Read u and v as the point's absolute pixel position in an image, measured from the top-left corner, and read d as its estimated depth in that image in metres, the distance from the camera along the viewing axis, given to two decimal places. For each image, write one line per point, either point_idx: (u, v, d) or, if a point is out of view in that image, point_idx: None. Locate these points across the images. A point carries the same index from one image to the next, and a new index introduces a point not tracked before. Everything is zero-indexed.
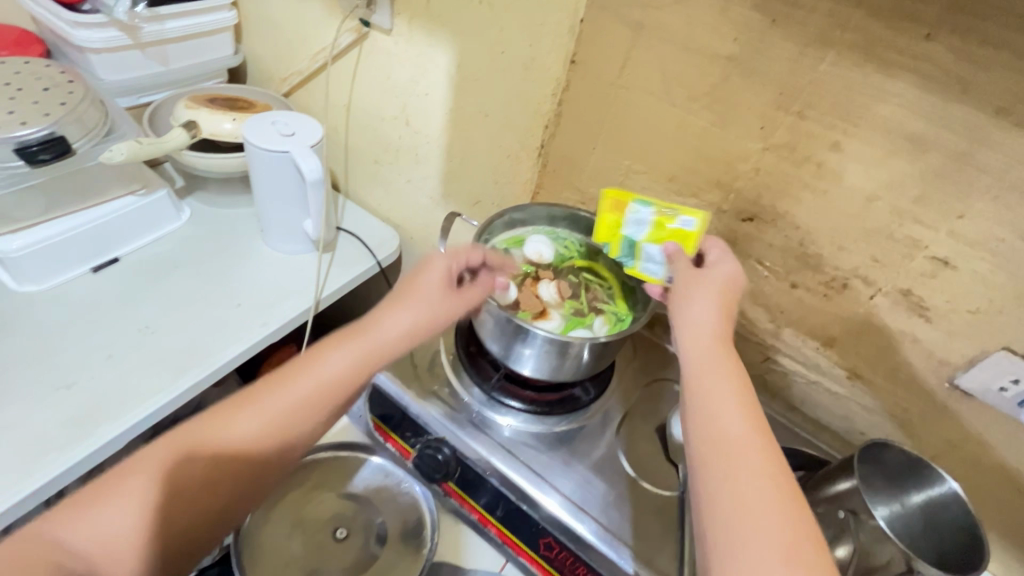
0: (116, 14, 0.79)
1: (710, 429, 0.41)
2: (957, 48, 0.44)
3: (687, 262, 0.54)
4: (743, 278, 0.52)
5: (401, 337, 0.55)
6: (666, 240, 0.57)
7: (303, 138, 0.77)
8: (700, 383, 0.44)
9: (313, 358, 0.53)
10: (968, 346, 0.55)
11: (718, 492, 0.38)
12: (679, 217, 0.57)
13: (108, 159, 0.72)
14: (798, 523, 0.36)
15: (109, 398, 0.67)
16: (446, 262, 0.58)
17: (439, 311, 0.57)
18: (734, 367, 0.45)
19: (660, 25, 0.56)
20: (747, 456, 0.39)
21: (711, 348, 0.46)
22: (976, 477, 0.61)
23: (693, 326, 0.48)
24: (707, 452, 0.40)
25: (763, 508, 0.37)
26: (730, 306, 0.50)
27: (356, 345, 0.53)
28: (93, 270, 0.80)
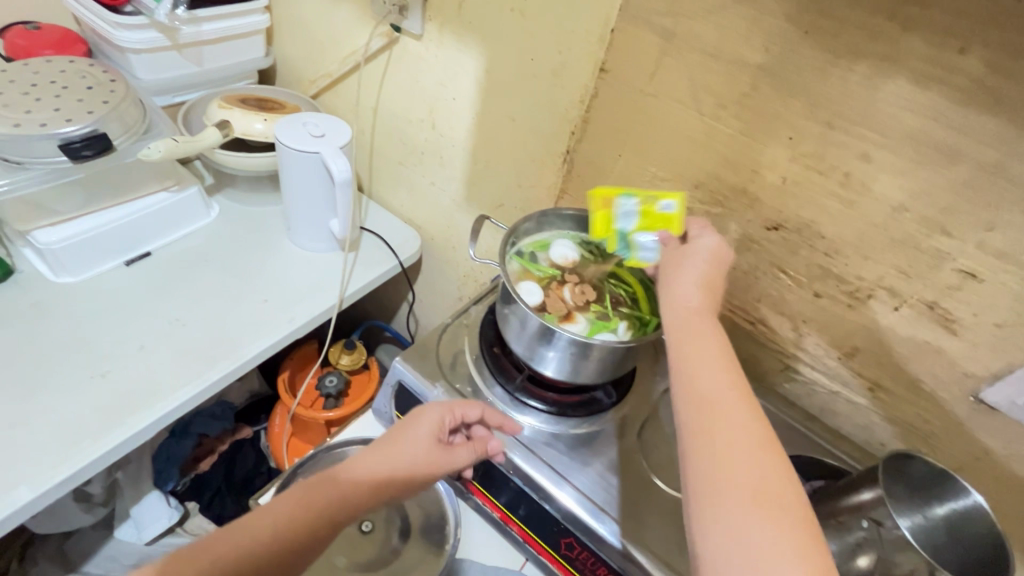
0: (158, 16, 0.82)
1: (693, 384, 0.43)
2: (990, 61, 0.44)
3: (675, 245, 0.55)
4: (729, 250, 0.52)
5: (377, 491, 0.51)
6: (655, 224, 0.59)
7: (333, 139, 0.79)
8: (685, 342, 0.45)
9: (280, 505, 0.47)
10: (994, 359, 0.55)
11: (700, 443, 0.40)
12: (660, 203, 0.60)
13: (146, 155, 0.74)
14: (774, 465, 0.39)
15: (140, 386, 0.69)
16: (440, 416, 0.57)
17: (424, 466, 0.54)
18: (717, 327, 0.46)
19: (690, 34, 0.57)
20: (728, 410, 0.41)
21: (697, 309, 0.47)
22: (998, 491, 0.61)
23: (678, 289, 0.49)
24: (690, 407, 0.42)
25: (743, 455, 0.39)
26: (716, 272, 0.51)
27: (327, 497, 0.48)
28: (126, 263, 0.82)
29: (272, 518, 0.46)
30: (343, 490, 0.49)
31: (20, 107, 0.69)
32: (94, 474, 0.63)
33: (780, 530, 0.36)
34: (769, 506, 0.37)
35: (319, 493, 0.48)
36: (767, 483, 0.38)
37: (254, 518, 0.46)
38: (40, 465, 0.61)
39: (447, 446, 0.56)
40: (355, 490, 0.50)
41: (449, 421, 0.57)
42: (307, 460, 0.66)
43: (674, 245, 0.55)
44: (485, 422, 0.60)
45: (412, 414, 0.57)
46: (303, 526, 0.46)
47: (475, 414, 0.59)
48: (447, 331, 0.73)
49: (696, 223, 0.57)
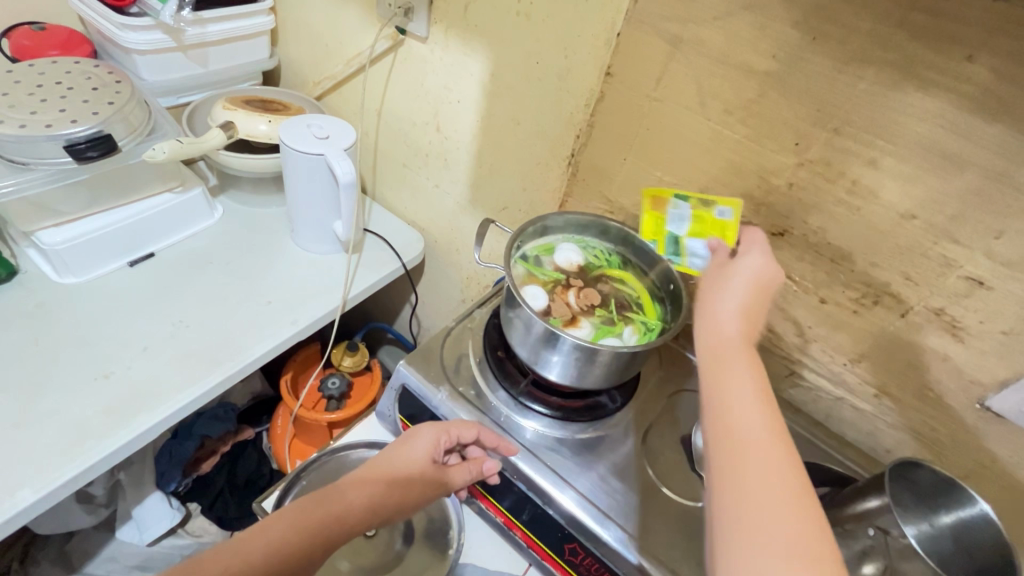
0: (163, 18, 0.82)
1: (727, 423, 0.41)
2: (999, 69, 0.44)
3: (723, 255, 0.54)
4: (773, 274, 0.50)
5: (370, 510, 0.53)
6: (707, 230, 0.61)
7: (337, 141, 0.78)
8: (718, 373, 0.44)
9: (277, 522, 0.48)
10: (1001, 367, 0.55)
11: (729, 486, 0.39)
12: (715, 209, 0.63)
13: (150, 157, 0.74)
14: (808, 515, 0.37)
15: (142, 388, 0.69)
16: (434, 436, 0.58)
17: (418, 486, 0.57)
18: (755, 362, 0.45)
19: (697, 39, 0.57)
20: (761, 452, 0.39)
21: (734, 341, 0.45)
22: (1004, 498, 0.61)
23: (716, 318, 0.47)
24: (722, 447, 0.41)
25: (776, 503, 0.37)
26: (757, 302, 0.49)
27: (319, 518, 0.49)
28: (130, 264, 0.82)
29: (268, 533, 0.46)
30: (338, 510, 0.50)
31: (25, 108, 0.69)
32: (96, 476, 0.63)
33: None
34: (803, 561, 0.35)
35: (316, 513, 0.49)
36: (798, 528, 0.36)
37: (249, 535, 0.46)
38: (42, 466, 0.61)
39: (440, 466, 0.59)
40: (350, 511, 0.51)
41: (444, 442, 0.59)
42: (310, 463, 0.65)
43: (715, 266, 0.53)
44: (481, 443, 0.60)
45: (407, 434, 0.59)
46: (295, 542, 0.47)
47: (470, 436, 0.59)
48: (452, 335, 0.73)
49: (749, 231, 0.56)
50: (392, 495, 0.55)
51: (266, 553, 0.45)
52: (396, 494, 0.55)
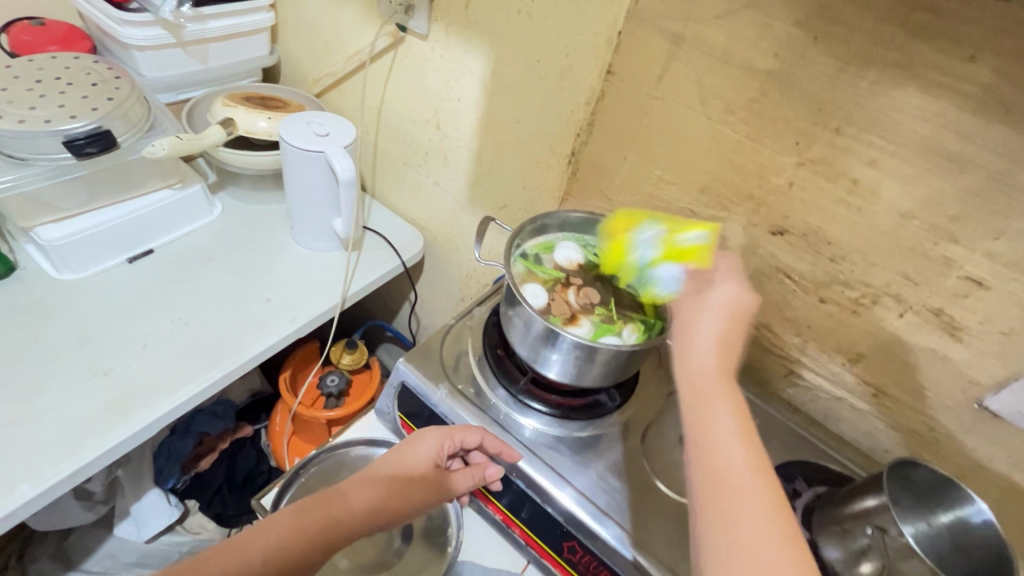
0: (163, 13, 0.82)
1: (712, 468, 0.41)
2: (1001, 69, 0.44)
3: (695, 283, 0.51)
4: (750, 300, 0.48)
5: (370, 516, 0.52)
6: (677, 257, 0.56)
7: (337, 139, 0.78)
8: (694, 406, 0.44)
9: (277, 523, 0.47)
10: (1000, 367, 0.55)
11: (716, 531, 0.38)
12: (687, 233, 0.57)
13: (150, 153, 0.74)
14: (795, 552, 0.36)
15: (141, 386, 0.69)
16: (438, 441, 0.58)
17: (419, 493, 0.56)
18: (736, 400, 0.44)
19: (699, 38, 0.57)
20: (747, 494, 0.39)
21: (713, 381, 0.44)
22: (1001, 498, 0.61)
23: (693, 356, 0.46)
24: (708, 492, 0.40)
25: (765, 549, 0.36)
26: (734, 333, 0.47)
27: (318, 522, 0.49)
28: (129, 260, 0.82)
29: (267, 533, 0.46)
30: (338, 514, 0.50)
31: (24, 103, 0.69)
32: (95, 473, 0.63)
33: None
34: None
35: (316, 516, 0.49)
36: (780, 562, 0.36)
37: (248, 534, 0.46)
38: (41, 463, 0.60)
39: (441, 473, 0.58)
40: (351, 514, 0.51)
41: (447, 447, 0.59)
42: (311, 460, 0.66)
43: (687, 297, 0.51)
44: (484, 448, 0.60)
45: (410, 438, 0.59)
46: (292, 548, 0.47)
47: (474, 441, 0.59)
48: (451, 333, 0.73)
49: (729, 256, 0.52)
50: (393, 501, 0.54)
51: (266, 555, 0.45)
52: (397, 500, 0.55)
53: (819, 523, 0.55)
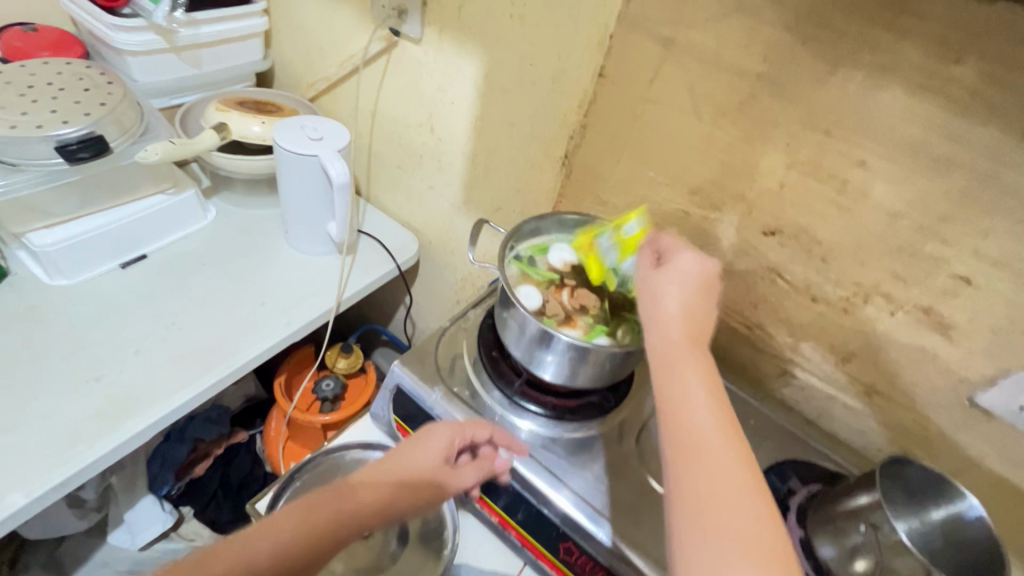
0: (156, 19, 0.82)
1: (682, 428, 0.42)
2: (985, 71, 0.45)
3: (649, 258, 0.53)
4: (711, 268, 0.50)
5: (378, 512, 0.50)
6: (628, 251, 0.61)
7: (331, 142, 0.78)
8: (668, 373, 0.45)
9: (285, 520, 0.46)
10: (989, 365, 0.55)
11: (689, 491, 0.39)
12: (625, 226, 0.62)
13: (142, 158, 0.74)
14: (764, 515, 0.38)
15: (133, 390, 0.68)
16: (450, 437, 0.56)
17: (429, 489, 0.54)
18: (704, 361, 0.46)
19: (689, 41, 0.58)
20: (715, 447, 0.41)
21: (681, 345, 0.46)
22: (993, 494, 0.61)
23: (662, 319, 0.48)
24: (680, 452, 0.41)
25: (732, 502, 0.38)
26: (699, 299, 0.48)
27: (325, 519, 0.47)
28: (122, 266, 0.82)
29: (271, 532, 0.45)
30: (344, 512, 0.48)
31: (16, 109, 0.69)
32: (88, 480, 0.63)
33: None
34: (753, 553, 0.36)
35: (325, 517, 0.47)
36: (748, 522, 0.37)
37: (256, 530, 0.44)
38: (32, 470, 0.60)
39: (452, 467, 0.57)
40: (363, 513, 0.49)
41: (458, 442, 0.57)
42: (309, 465, 0.65)
43: (648, 269, 0.52)
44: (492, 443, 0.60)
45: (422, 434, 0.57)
46: (302, 547, 0.45)
47: (485, 435, 0.58)
48: (446, 335, 0.73)
49: (665, 236, 0.55)
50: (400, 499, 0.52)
51: (270, 557, 0.43)
52: (405, 497, 0.52)
53: (814, 521, 0.56)
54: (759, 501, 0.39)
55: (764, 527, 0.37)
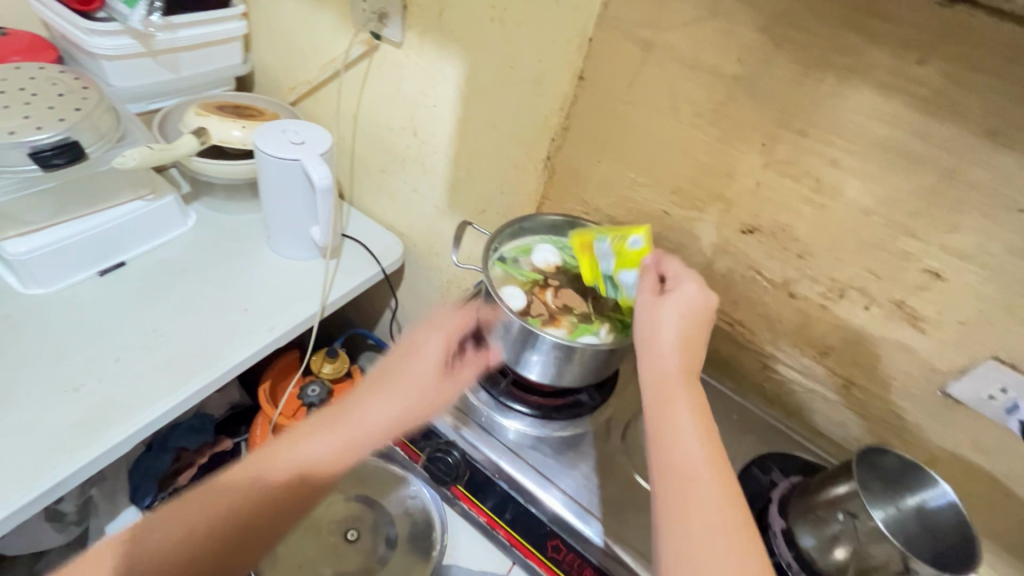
0: (132, 23, 0.81)
1: (673, 464, 0.43)
2: (950, 72, 0.47)
3: (653, 283, 0.54)
4: (708, 298, 0.52)
5: (395, 416, 0.54)
6: (628, 263, 0.59)
7: (313, 146, 0.78)
8: (660, 407, 0.46)
9: (301, 436, 0.51)
10: (959, 355, 0.57)
11: (677, 526, 0.40)
12: (628, 239, 0.60)
13: (119, 164, 0.73)
14: (751, 553, 0.39)
15: (116, 399, 0.67)
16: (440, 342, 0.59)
17: (432, 391, 0.57)
18: (696, 396, 0.47)
19: (667, 43, 0.59)
20: (706, 489, 0.41)
21: (675, 378, 0.47)
22: (965, 480, 0.64)
23: (658, 351, 0.49)
24: (670, 488, 0.42)
25: (718, 539, 0.39)
26: (695, 332, 0.50)
27: (341, 431, 0.51)
28: (99, 273, 0.80)
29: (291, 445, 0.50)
30: (357, 423, 0.52)
31: None
32: (68, 491, 0.62)
33: None
34: None
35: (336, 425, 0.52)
36: (733, 559, 0.38)
37: (276, 447, 0.50)
38: (11, 483, 0.59)
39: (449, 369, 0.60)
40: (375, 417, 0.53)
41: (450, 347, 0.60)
42: None
43: (648, 298, 0.53)
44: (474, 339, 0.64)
45: (417, 342, 0.60)
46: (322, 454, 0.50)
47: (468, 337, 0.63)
48: None
49: (669, 258, 0.57)
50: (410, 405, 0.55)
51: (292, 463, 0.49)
52: (416, 402, 0.56)
53: (796, 510, 0.57)
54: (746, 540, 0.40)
55: (749, 563, 0.38)
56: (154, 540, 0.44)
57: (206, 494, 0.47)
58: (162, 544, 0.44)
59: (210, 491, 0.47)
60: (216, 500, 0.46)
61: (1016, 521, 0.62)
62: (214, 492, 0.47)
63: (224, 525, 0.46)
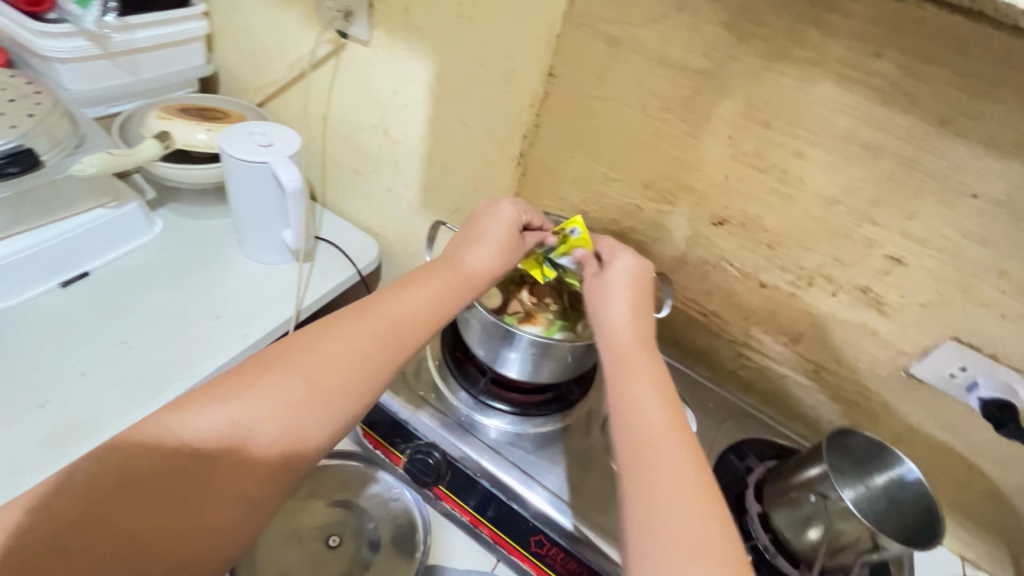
0: (85, 23, 0.78)
1: (632, 425, 0.46)
2: (903, 64, 0.48)
3: (593, 267, 0.60)
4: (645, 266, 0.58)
5: (488, 272, 0.59)
6: (566, 251, 0.63)
7: (281, 148, 0.76)
8: (618, 375, 0.50)
9: (386, 294, 0.54)
10: (922, 337, 0.60)
11: (637, 479, 0.42)
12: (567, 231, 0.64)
13: (79, 171, 0.71)
14: (709, 503, 0.40)
15: (82, 416, 0.65)
16: (515, 211, 0.62)
17: (509, 254, 0.61)
18: (653, 364, 0.51)
19: (633, 39, 0.59)
20: (665, 445, 0.44)
21: (632, 347, 0.52)
22: (930, 455, 0.67)
23: (614, 326, 0.54)
24: (630, 446, 0.44)
25: (678, 489, 0.41)
26: (643, 301, 0.56)
27: (447, 277, 0.57)
28: (62, 285, 0.77)
29: (397, 300, 0.53)
30: (434, 290, 0.55)
31: None
32: None
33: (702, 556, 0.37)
34: (697, 533, 0.39)
35: (434, 281, 0.56)
36: (691, 502, 0.40)
37: (350, 310, 0.52)
38: None
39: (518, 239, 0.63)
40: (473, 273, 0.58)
41: (524, 217, 0.62)
42: None
43: (593, 278, 0.59)
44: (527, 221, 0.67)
45: (487, 208, 0.62)
46: (429, 302, 0.55)
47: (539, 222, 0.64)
48: None
49: (603, 239, 0.63)
50: (486, 273, 0.59)
51: (400, 310, 0.53)
52: (490, 270, 0.59)
53: (771, 494, 0.59)
54: (704, 493, 0.41)
55: (706, 511, 0.40)
56: (168, 423, 0.42)
57: (242, 373, 0.46)
58: (179, 428, 0.42)
59: (250, 367, 0.46)
60: (322, 344, 0.48)
61: (977, 491, 0.66)
62: (250, 371, 0.46)
63: (357, 350, 0.49)
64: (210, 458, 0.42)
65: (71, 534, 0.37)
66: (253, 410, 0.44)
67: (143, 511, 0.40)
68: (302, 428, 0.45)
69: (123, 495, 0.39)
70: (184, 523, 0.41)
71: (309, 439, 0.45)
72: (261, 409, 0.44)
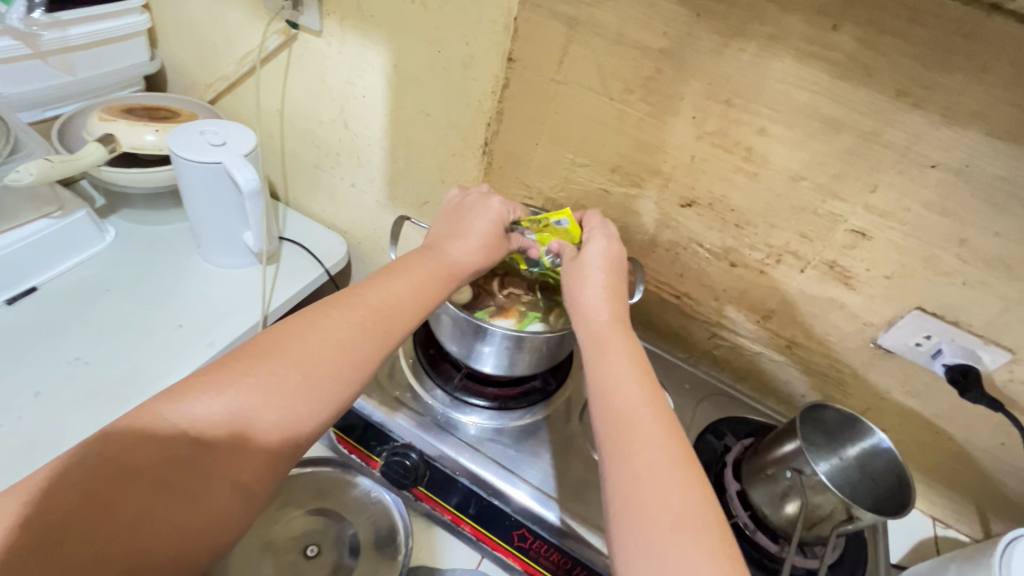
0: (10, 21, 0.73)
1: (611, 402, 0.45)
2: (860, 37, 0.47)
3: (571, 252, 0.60)
4: (621, 254, 0.58)
5: (469, 263, 0.58)
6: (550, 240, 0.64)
7: (236, 146, 0.73)
8: (596, 354, 0.50)
9: (372, 282, 0.53)
10: (888, 308, 0.61)
11: (619, 455, 0.42)
12: (551, 222, 0.64)
13: (15, 180, 0.66)
14: (691, 474, 0.40)
15: (36, 440, 0.62)
16: (501, 207, 0.62)
17: (491, 249, 0.61)
18: (628, 341, 0.51)
19: (592, 20, 0.58)
20: (646, 421, 0.43)
21: (609, 326, 0.52)
22: (899, 421, 0.68)
23: (590, 307, 0.54)
24: (609, 423, 0.44)
25: (659, 460, 0.41)
26: (618, 284, 0.56)
27: (430, 267, 0.56)
28: (8, 301, 0.73)
29: (380, 287, 0.52)
30: (417, 278, 0.54)
31: None
32: None
33: (688, 527, 0.37)
34: (682, 504, 0.38)
35: (418, 270, 0.55)
36: (675, 474, 0.40)
37: (335, 299, 0.50)
38: None
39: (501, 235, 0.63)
40: (455, 263, 0.57)
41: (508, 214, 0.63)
42: None
43: (570, 262, 0.59)
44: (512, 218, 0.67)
45: (475, 203, 0.63)
46: (411, 293, 0.53)
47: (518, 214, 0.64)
48: None
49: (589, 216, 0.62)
50: (465, 265, 0.58)
51: (381, 299, 0.51)
52: (471, 263, 0.59)
53: (751, 470, 0.59)
54: (686, 464, 0.41)
55: (689, 480, 0.40)
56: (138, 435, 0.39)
57: (228, 363, 0.43)
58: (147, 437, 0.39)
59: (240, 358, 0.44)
60: (303, 335, 0.46)
61: (944, 452, 0.68)
62: (226, 366, 0.43)
63: (336, 344, 0.47)
64: (202, 453, 0.40)
65: (42, 543, 0.33)
66: (244, 404, 0.41)
67: (129, 515, 0.37)
68: (297, 418, 0.43)
69: (99, 501, 0.36)
70: (169, 526, 0.38)
71: (304, 431, 0.44)
72: (253, 401, 0.42)
